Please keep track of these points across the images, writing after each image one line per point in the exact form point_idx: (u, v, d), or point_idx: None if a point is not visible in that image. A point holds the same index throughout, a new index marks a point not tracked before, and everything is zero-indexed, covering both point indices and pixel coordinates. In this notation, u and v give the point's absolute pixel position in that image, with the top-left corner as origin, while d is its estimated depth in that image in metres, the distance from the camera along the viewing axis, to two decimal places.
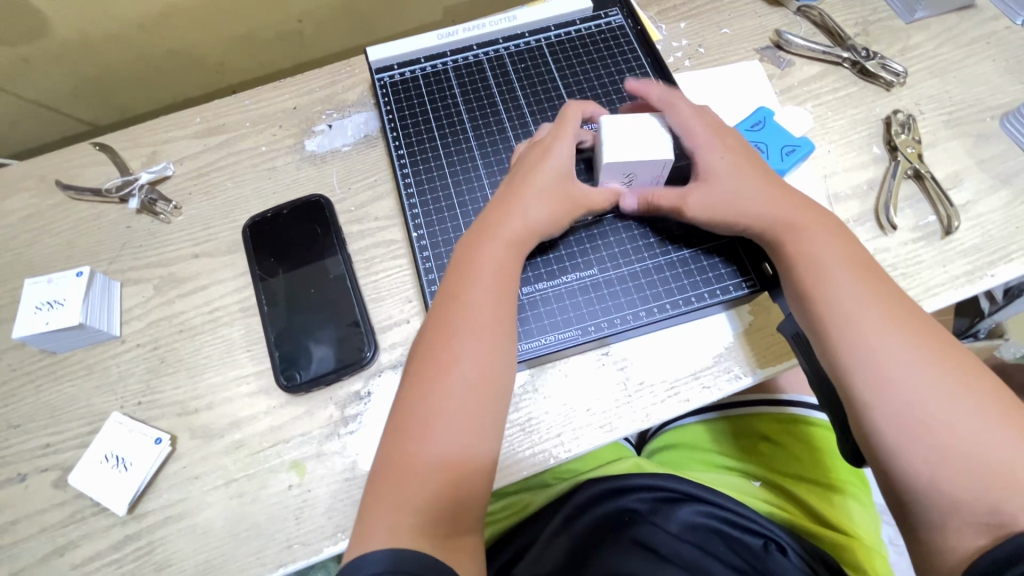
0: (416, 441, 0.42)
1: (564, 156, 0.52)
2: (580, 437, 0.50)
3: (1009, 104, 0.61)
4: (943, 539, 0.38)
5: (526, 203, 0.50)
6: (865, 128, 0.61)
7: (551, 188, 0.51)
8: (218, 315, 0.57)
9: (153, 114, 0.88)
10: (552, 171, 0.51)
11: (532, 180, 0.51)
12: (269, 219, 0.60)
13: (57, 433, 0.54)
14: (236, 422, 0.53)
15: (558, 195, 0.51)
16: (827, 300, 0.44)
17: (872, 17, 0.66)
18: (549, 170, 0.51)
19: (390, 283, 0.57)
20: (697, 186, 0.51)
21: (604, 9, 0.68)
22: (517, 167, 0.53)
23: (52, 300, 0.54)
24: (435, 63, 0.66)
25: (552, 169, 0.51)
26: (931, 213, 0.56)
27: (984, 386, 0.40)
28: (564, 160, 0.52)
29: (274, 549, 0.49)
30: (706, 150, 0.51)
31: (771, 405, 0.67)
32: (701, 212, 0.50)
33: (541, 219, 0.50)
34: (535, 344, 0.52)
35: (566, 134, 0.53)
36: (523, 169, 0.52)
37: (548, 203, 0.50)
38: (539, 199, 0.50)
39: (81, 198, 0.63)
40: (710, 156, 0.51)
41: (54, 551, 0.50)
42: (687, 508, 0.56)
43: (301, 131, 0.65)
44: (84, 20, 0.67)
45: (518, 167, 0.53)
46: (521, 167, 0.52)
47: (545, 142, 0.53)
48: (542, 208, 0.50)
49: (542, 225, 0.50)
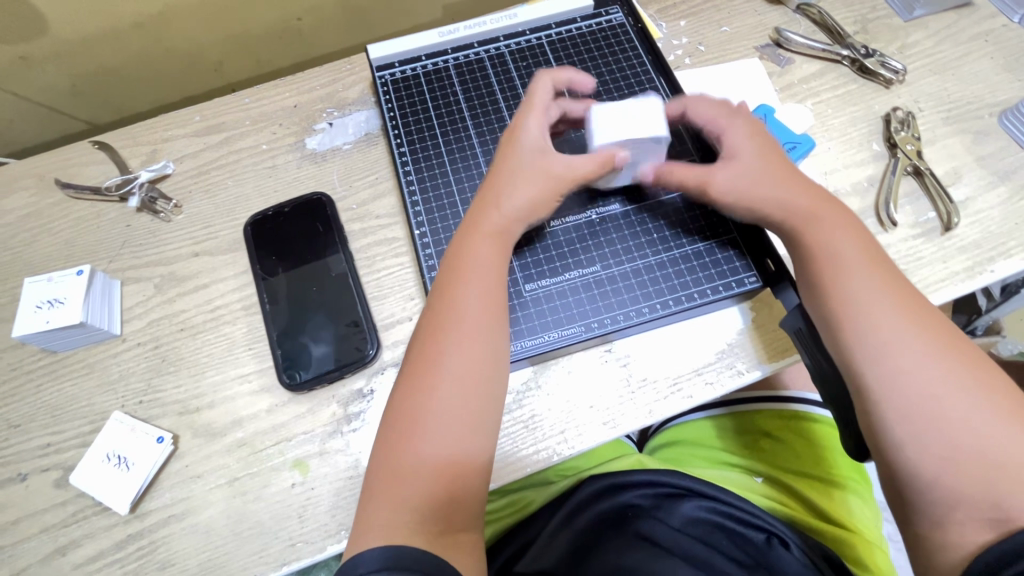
0: (413, 436, 0.42)
1: (536, 135, 0.51)
2: (583, 433, 0.51)
3: (1007, 101, 0.61)
4: (948, 534, 0.38)
5: (506, 190, 0.50)
6: (864, 125, 0.61)
7: (527, 167, 0.50)
8: (219, 313, 0.57)
9: (151, 113, 0.87)
10: (525, 151, 0.51)
11: (511, 164, 0.51)
12: (270, 217, 0.60)
13: (58, 432, 0.53)
14: (239, 421, 0.53)
15: (535, 173, 0.50)
16: (840, 290, 0.44)
17: (871, 15, 0.67)
18: (524, 152, 0.51)
19: (392, 280, 0.57)
20: (721, 167, 0.50)
21: (605, 7, 0.68)
22: (497, 153, 0.53)
23: (52, 299, 0.54)
24: (436, 60, 0.66)
25: (527, 146, 0.51)
26: (931, 210, 0.57)
27: (989, 379, 0.40)
28: (539, 136, 0.52)
29: (278, 547, 0.49)
30: (733, 129, 0.52)
31: (774, 401, 0.67)
32: (726, 189, 0.50)
33: (521, 203, 0.49)
34: (538, 340, 0.52)
35: (536, 112, 0.52)
36: (503, 152, 0.52)
37: (522, 183, 0.50)
38: (516, 181, 0.50)
39: (80, 197, 0.63)
40: (734, 135, 0.52)
41: (56, 551, 0.50)
42: (690, 503, 0.56)
43: (301, 129, 0.65)
44: (82, 17, 0.67)
45: (496, 154, 0.53)
46: (498, 155, 0.52)
47: (512, 125, 0.53)
48: (519, 191, 0.49)
49: (522, 209, 0.50)
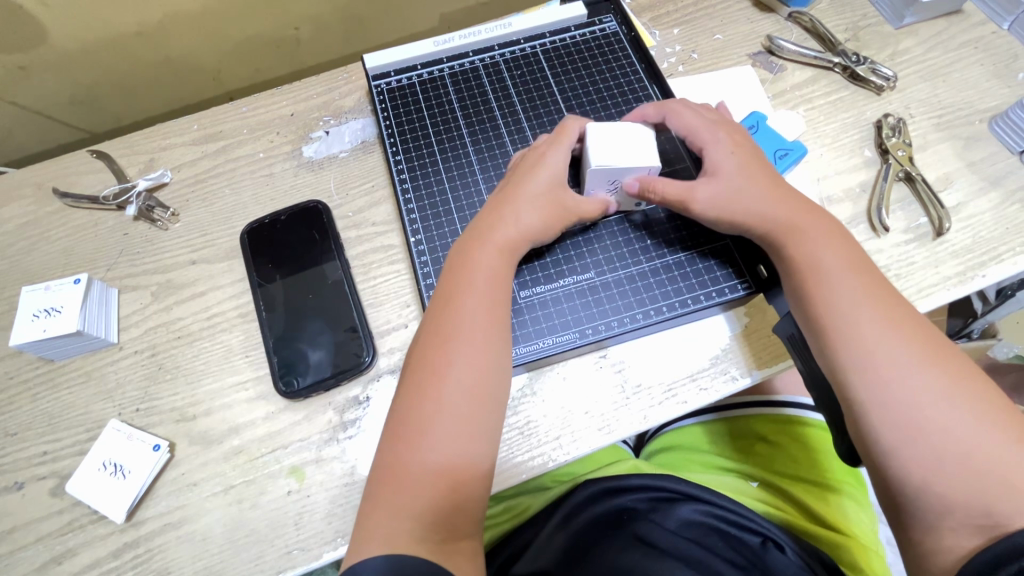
0: (410, 446, 0.42)
1: (557, 166, 0.52)
2: (578, 439, 0.51)
3: (997, 107, 0.62)
4: (940, 539, 0.38)
5: (519, 210, 0.50)
6: (855, 132, 0.62)
7: (544, 197, 0.51)
8: (216, 321, 0.57)
9: (149, 122, 0.88)
10: (547, 180, 0.51)
11: (527, 188, 0.51)
12: (266, 225, 0.61)
13: (55, 440, 0.54)
14: (235, 428, 0.53)
15: (552, 205, 0.51)
16: (828, 302, 0.44)
17: (862, 23, 0.67)
18: (542, 179, 0.51)
19: (388, 287, 0.58)
20: (704, 181, 0.51)
21: (599, 16, 0.69)
22: (511, 177, 0.53)
23: (49, 308, 0.54)
24: (432, 69, 0.66)
25: (547, 178, 0.51)
26: (923, 215, 0.57)
27: (976, 385, 0.41)
28: (562, 169, 0.52)
29: (274, 555, 0.49)
30: (715, 142, 0.52)
31: (766, 405, 0.68)
32: (707, 205, 0.50)
33: (534, 225, 0.50)
34: (532, 347, 0.52)
35: (564, 144, 0.53)
36: (518, 175, 0.52)
37: (541, 212, 0.50)
38: (531, 210, 0.50)
39: (77, 205, 0.63)
40: (715, 149, 0.52)
41: (52, 560, 0.50)
42: (686, 507, 0.56)
43: (298, 137, 0.65)
44: (80, 27, 0.67)
45: (514, 174, 0.53)
46: (516, 176, 0.52)
47: (536, 151, 0.53)
48: (536, 220, 0.50)
49: (534, 235, 0.50)
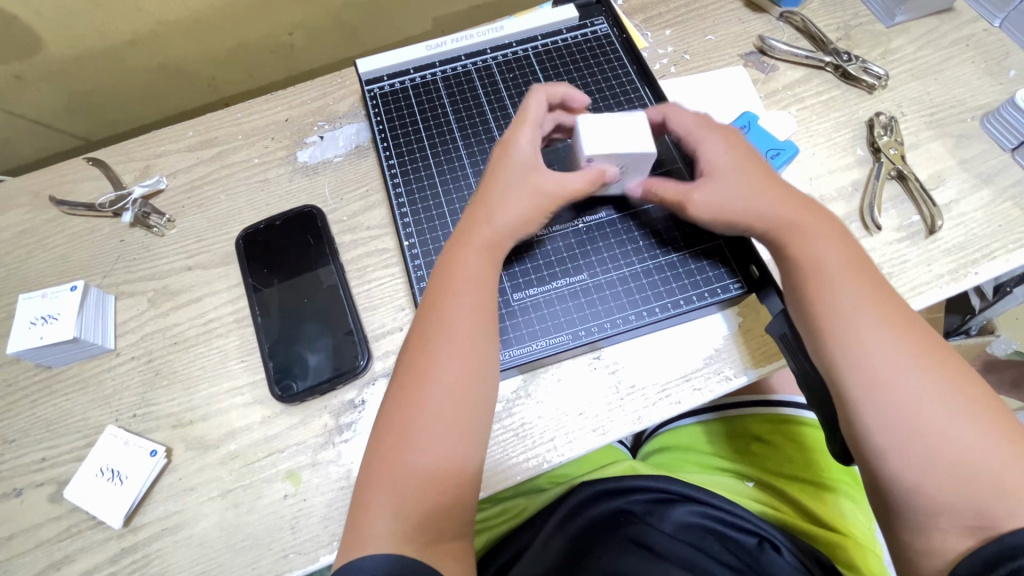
0: (402, 448, 0.42)
1: (528, 149, 0.52)
2: (573, 441, 0.51)
3: (989, 105, 0.62)
4: (929, 541, 0.38)
5: (497, 205, 0.50)
6: (848, 131, 0.62)
7: (518, 185, 0.50)
8: (212, 326, 0.58)
9: (145, 128, 0.88)
10: (519, 165, 0.51)
11: (503, 179, 0.51)
12: (262, 230, 0.61)
13: (53, 447, 0.54)
14: (232, 433, 0.53)
15: (527, 190, 0.50)
16: (827, 301, 0.44)
17: (853, 22, 0.67)
18: (515, 168, 0.51)
19: (383, 291, 0.58)
20: (700, 184, 0.51)
21: (591, 18, 0.69)
22: (487, 168, 0.53)
23: (46, 315, 0.54)
24: (425, 73, 0.67)
25: (519, 163, 0.51)
26: (915, 214, 0.57)
27: (970, 389, 0.41)
28: (532, 151, 0.52)
29: (270, 559, 0.49)
30: (710, 143, 0.52)
31: (764, 405, 0.68)
32: (704, 207, 0.50)
33: (512, 216, 0.50)
34: (526, 349, 0.53)
35: (530, 126, 0.52)
36: (493, 167, 0.52)
37: (517, 199, 0.50)
38: (507, 199, 0.50)
39: (74, 213, 0.64)
40: (711, 149, 0.52)
41: (50, 566, 0.50)
42: (681, 508, 0.56)
43: (292, 143, 0.66)
44: (76, 37, 0.68)
45: (489, 166, 0.53)
46: (491, 167, 0.53)
47: (506, 137, 0.53)
48: (513, 207, 0.50)
49: (513, 223, 0.50)
